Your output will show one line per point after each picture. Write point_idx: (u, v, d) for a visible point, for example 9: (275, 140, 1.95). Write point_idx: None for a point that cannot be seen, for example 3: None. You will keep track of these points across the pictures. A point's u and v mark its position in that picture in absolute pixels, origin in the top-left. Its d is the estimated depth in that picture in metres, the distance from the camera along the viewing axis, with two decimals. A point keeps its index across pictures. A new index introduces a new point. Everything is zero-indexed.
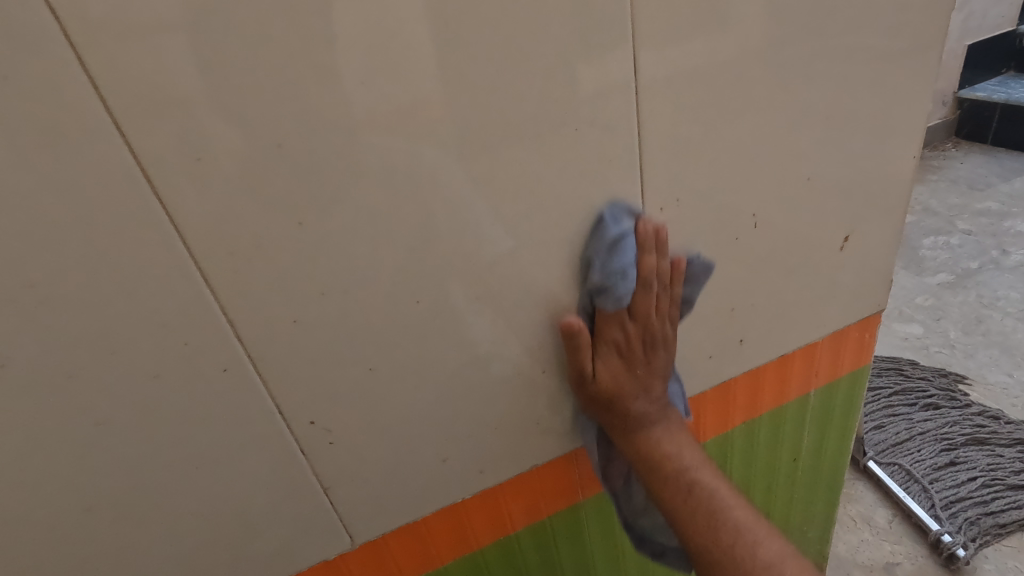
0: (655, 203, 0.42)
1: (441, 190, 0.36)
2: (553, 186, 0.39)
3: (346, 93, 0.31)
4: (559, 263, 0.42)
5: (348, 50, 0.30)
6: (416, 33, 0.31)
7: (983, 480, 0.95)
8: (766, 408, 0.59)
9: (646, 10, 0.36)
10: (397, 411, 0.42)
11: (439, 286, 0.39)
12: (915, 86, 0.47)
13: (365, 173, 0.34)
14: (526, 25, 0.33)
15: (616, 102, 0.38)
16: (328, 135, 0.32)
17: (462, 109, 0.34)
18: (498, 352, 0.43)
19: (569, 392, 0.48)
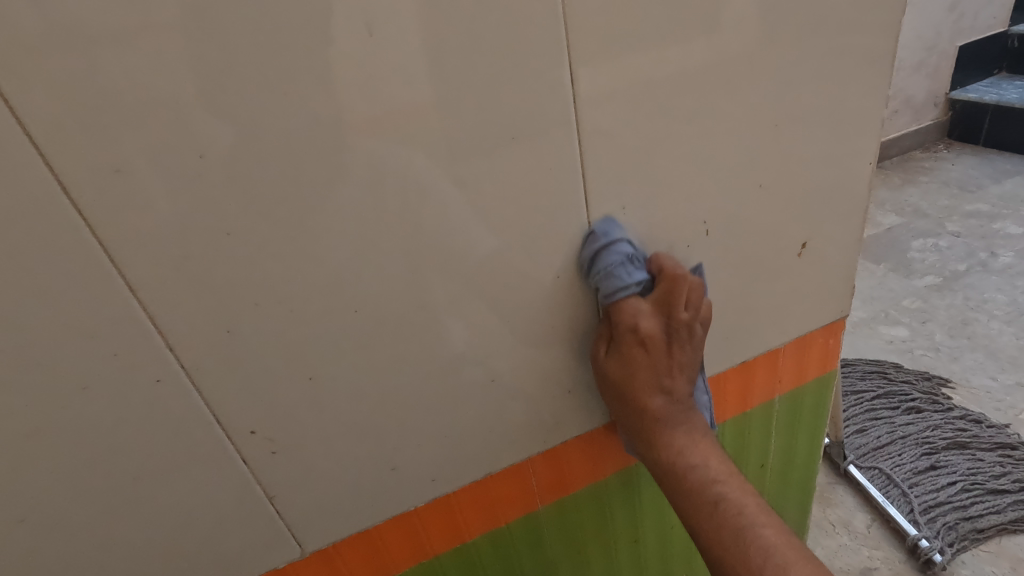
0: (605, 209, 0.42)
1: (376, 201, 0.35)
2: (497, 193, 0.38)
3: (269, 102, 0.31)
4: (504, 272, 0.41)
5: (267, 59, 0.30)
6: (345, 39, 0.31)
7: (963, 484, 0.94)
8: (730, 416, 0.58)
9: (588, 15, 0.36)
10: (342, 420, 0.42)
11: (382, 294, 0.38)
12: (868, 93, 0.47)
13: (293, 183, 0.33)
14: (457, 32, 0.33)
15: (557, 111, 0.37)
16: (252, 144, 0.31)
17: (392, 117, 0.34)
18: (444, 361, 0.43)
19: (522, 400, 0.48)
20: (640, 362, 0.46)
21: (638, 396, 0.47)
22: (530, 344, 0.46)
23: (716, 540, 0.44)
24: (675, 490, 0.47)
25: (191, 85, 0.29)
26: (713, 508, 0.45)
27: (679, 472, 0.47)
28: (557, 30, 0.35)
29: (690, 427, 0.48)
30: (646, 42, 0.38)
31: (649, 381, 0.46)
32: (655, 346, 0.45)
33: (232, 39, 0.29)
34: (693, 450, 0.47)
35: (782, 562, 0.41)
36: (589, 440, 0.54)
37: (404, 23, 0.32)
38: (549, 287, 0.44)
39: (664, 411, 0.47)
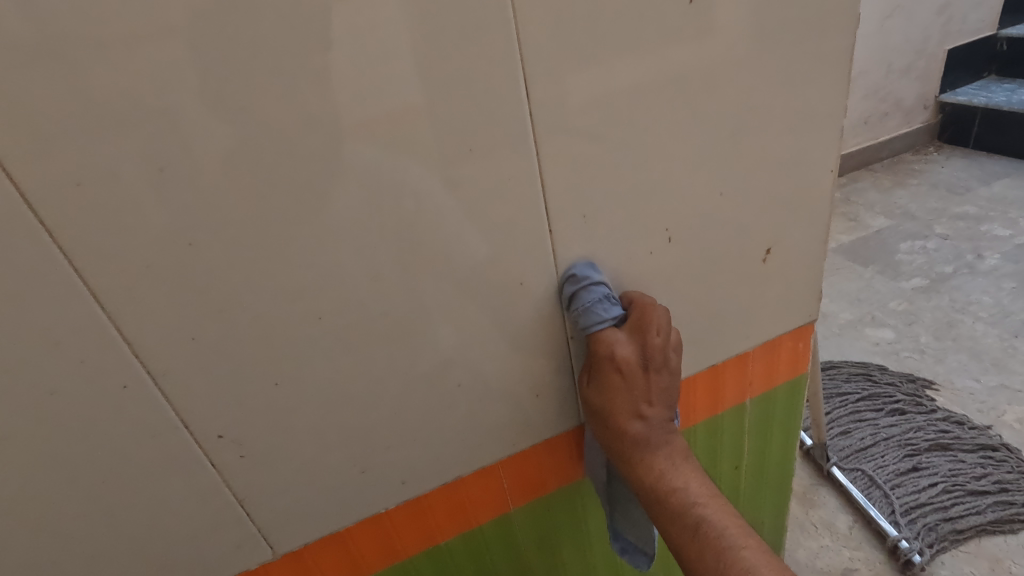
0: (565, 217, 0.44)
1: (336, 210, 0.36)
2: (457, 202, 0.39)
3: (228, 117, 0.32)
4: (467, 279, 0.43)
5: (224, 76, 0.31)
6: (302, 58, 0.32)
7: (944, 486, 0.95)
8: (701, 419, 0.59)
9: (542, 32, 0.37)
10: (309, 424, 0.42)
11: (347, 302, 0.39)
12: (824, 103, 0.48)
13: (252, 194, 0.34)
14: (410, 47, 0.34)
15: (513, 122, 0.39)
16: (211, 156, 0.32)
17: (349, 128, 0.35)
18: (410, 366, 0.44)
19: (490, 404, 0.49)
20: (617, 387, 0.47)
21: (617, 422, 0.48)
22: (497, 349, 0.47)
23: (698, 564, 0.44)
24: (657, 515, 0.47)
25: (151, 102, 0.30)
26: (693, 530, 0.45)
27: (661, 495, 0.47)
28: (511, 47, 0.36)
29: (670, 451, 0.48)
30: (599, 58, 0.39)
31: (628, 406, 0.47)
32: (633, 375, 0.46)
33: (191, 58, 0.30)
34: (675, 477, 0.47)
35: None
36: (560, 443, 0.55)
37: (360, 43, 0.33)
38: (514, 294, 0.45)
39: (644, 435, 0.47)
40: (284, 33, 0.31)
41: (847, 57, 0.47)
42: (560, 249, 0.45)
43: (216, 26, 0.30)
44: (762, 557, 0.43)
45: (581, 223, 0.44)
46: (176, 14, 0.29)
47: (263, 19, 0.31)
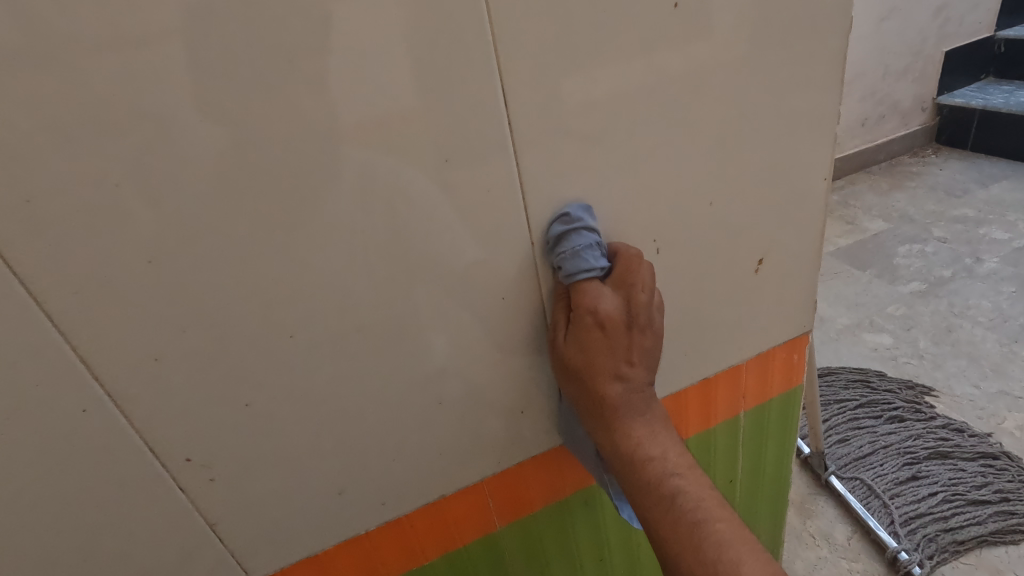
0: (547, 229, 0.42)
1: (304, 226, 0.35)
2: (432, 216, 0.38)
3: (186, 131, 0.31)
4: (444, 294, 0.41)
5: (180, 89, 0.30)
6: (267, 69, 0.31)
7: (944, 495, 0.94)
8: (693, 434, 0.57)
9: (520, 40, 0.36)
10: (282, 445, 0.41)
11: (319, 319, 0.38)
12: (815, 110, 0.47)
13: (215, 210, 0.33)
14: (379, 56, 0.33)
15: (489, 133, 0.37)
16: (170, 172, 0.31)
17: (316, 141, 0.33)
18: (388, 384, 0.43)
19: (473, 421, 0.48)
20: (598, 345, 0.43)
21: (594, 382, 0.44)
22: (478, 365, 0.46)
23: (668, 538, 0.42)
24: (629, 483, 0.45)
25: (108, 117, 0.29)
26: (668, 503, 0.43)
27: (636, 462, 0.44)
28: (487, 55, 0.35)
29: (648, 416, 0.45)
30: (581, 65, 0.38)
31: (608, 365, 0.43)
32: (617, 333, 0.42)
33: (149, 71, 0.29)
34: (652, 445, 0.44)
35: (734, 561, 0.40)
36: (547, 460, 0.54)
37: (328, 52, 0.32)
38: (495, 308, 0.44)
39: (624, 399, 0.44)
40: (246, 44, 0.30)
41: (839, 63, 0.46)
42: (541, 262, 0.44)
43: (174, 38, 0.29)
44: (738, 533, 0.41)
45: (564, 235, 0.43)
46: (131, 25, 0.28)
47: (224, 29, 0.29)
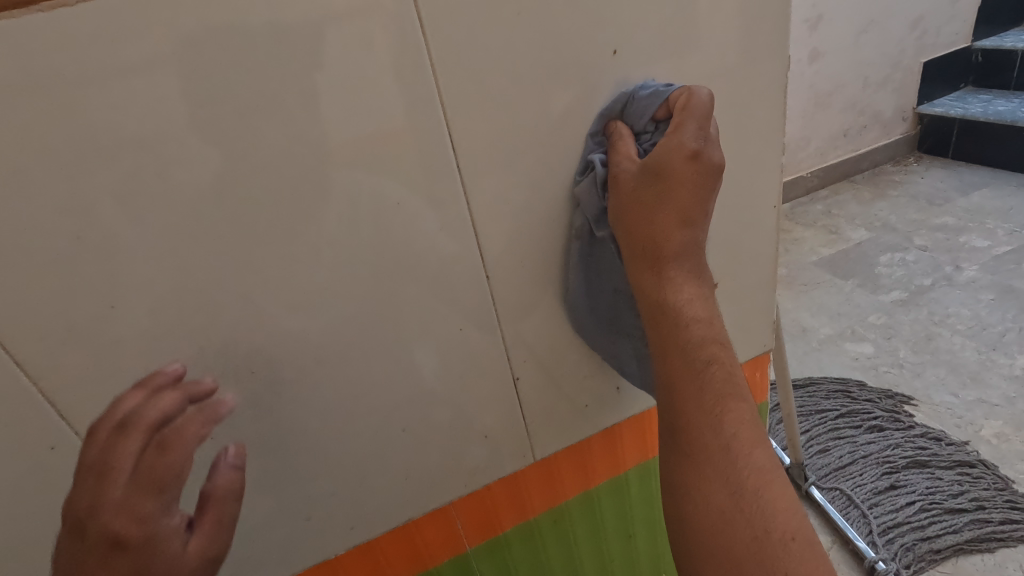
0: (501, 263, 0.45)
1: (261, 271, 0.38)
2: (386, 254, 0.41)
3: (142, 187, 0.33)
4: (402, 328, 0.44)
5: (137, 151, 0.32)
6: (217, 126, 0.33)
7: (922, 504, 0.96)
8: (632, 463, 0.62)
9: (464, 93, 0.38)
10: (249, 475, 0.44)
11: (281, 356, 0.41)
12: (757, 142, 0.49)
13: (173, 257, 0.35)
14: (326, 111, 0.35)
15: (438, 175, 0.40)
16: (127, 224, 0.34)
17: (267, 190, 0.36)
18: (351, 415, 0.45)
19: (437, 448, 0.50)
20: (683, 184, 0.41)
21: (665, 223, 0.41)
22: (440, 395, 0.48)
23: (698, 403, 0.41)
24: (668, 344, 0.42)
25: (74, 179, 0.32)
26: (704, 368, 0.41)
27: (684, 324, 0.42)
28: (433, 105, 0.38)
29: (702, 278, 0.43)
30: (526, 113, 0.41)
31: (687, 211, 0.41)
32: (701, 188, 0.41)
33: (110, 135, 0.32)
34: (708, 337, 0.42)
35: (752, 440, 0.40)
36: (514, 482, 0.55)
37: (285, 113, 0.35)
38: (453, 339, 0.46)
39: (689, 249, 0.42)
40: (197, 106, 0.33)
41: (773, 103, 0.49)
42: (498, 292, 0.46)
43: (126, 105, 0.31)
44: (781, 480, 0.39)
45: (517, 267, 0.46)
46: (93, 94, 0.31)
47: (182, 96, 0.32)
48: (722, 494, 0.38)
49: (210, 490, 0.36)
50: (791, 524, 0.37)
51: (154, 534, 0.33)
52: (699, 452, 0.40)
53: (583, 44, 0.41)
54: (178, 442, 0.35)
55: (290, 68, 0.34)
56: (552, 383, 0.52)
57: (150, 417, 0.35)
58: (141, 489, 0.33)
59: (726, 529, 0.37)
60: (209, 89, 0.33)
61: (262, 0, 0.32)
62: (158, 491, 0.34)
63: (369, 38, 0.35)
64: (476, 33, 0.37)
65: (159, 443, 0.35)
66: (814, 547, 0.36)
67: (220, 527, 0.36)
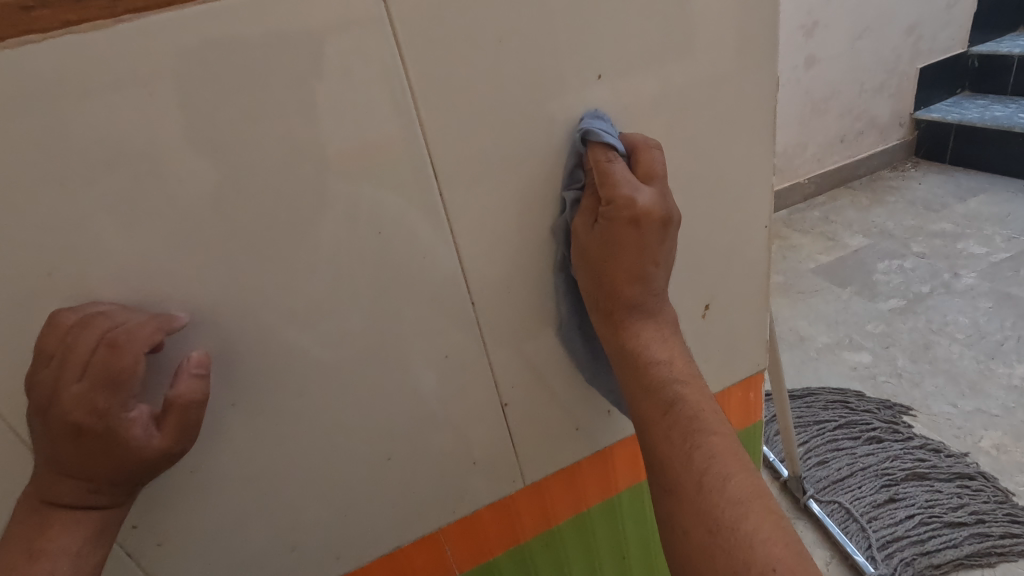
0: (487, 290, 0.45)
1: (238, 303, 0.38)
2: (367, 284, 0.40)
3: (114, 225, 0.33)
4: (385, 357, 0.43)
5: (107, 189, 0.32)
6: (188, 161, 0.33)
7: (921, 517, 0.95)
8: (625, 485, 0.61)
9: (446, 120, 0.38)
10: (231, 507, 0.44)
11: (261, 387, 0.41)
12: (745, 163, 0.50)
13: (148, 293, 0.35)
14: (302, 143, 0.35)
15: (418, 204, 0.40)
16: (100, 262, 0.34)
17: (243, 223, 0.36)
18: (334, 444, 0.45)
19: (424, 476, 0.49)
20: (627, 244, 0.43)
21: (614, 280, 0.45)
22: (425, 422, 0.47)
23: (665, 439, 0.43)
24: (635, 391, 0.46)
25: (49, 217, 0.32)
26: (669, 410, 0.44)
27: (645, 369, 0.45)
28: (411, 134, 0.38)
29: (659, 321, 0.46)
30: (510, 139, 0.40)
31: (633, 267, 0.44)
32: (644, 238, 0.43)
33: (84, 174, 0.32)
34: (668, 377, 0.45)
35: (725, 474, 0.40)
36: (505, 508, 0.54)
37: (262, 146, 0.34)
38: (438, 365, 0.45)
39: (642, 299, 0.45)
40: (168, 142, 0.33)
41: (761, 123, 0.49)
42: (483, 319, 0.45)
43: (95, 144, 0.31)
44: (754, 493, 0.39)
45: (503, 294, 0.45)
46: (67, 134, 0.31)
47: (154, 133, 0.32)
48: (700, 532, 0.39)
49: (172, 398, 0.36)
50: (774, 552, 0.36)
51: (114, 426, 0.34)
52: (676, 493, 0.41)
53: (568, 70, 0.40)
54: (131, 346, 0.34)
55: (266, 101, 0.34)
56: (543, 408, 0.51)
57: (108, 320, 0.34)
58: (96, 386, 0.34)
59: (705, 563, 0.38)
60: (184, 125, 0.32)
61: (234, 35, 0.32)
62: (109, 389, 0.34)
63: (344, 69, 0.34)
64: (456, 61, 0.37)
65: (112, 343, 0.33)
66: (796, 575, 0.35)
67: (184, 429, 0.37)
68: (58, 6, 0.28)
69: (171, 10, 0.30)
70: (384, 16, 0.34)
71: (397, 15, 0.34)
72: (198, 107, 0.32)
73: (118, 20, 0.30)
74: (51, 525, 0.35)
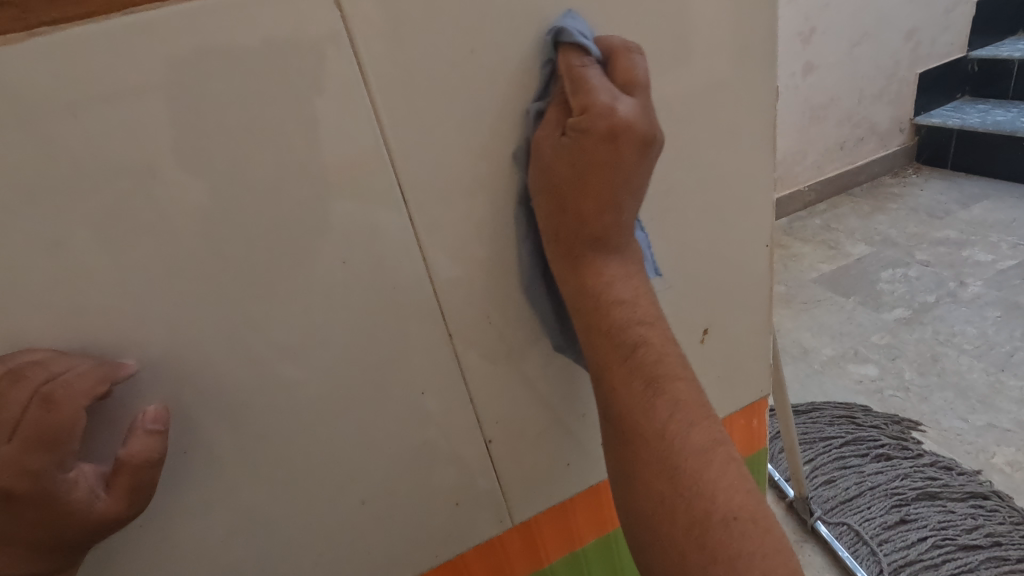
0: (465, 320, 0.41)
1: (190, 344, 0.34)
2: (334, 318, 0.37)
3: (45, 263, 0.30)
4: (356, 395, 0.40)
5: (36, 223, 0.29)
6: (128, 190, 0.30)
7: (934, 540, 0.92)
8: (619, 521, 0.58)
9: (417, 140, 0.35)
10: (189, 561, 0.40)
11: (219, 433, 0.37)
12: (741, 180, 0.47)
13: (87, 335, 0.32)
14: (258, 167, 0.32)
15: (389, 230, 0.36)
16: (30, 304, 0.30)
17: (191, 256, 0.32)
18: (302, 490, 0.41)
19: (401, 519, 0.46)
20: (595, 160, 0.37)
21: (582, 206, 0.38)
22: (402, 463, 0.44)
23: (631, 393, 0.39)
24: (591, 334, 0.40)
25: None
26: (630, 357, 0.39)
27: (608, 312, 0.39)
28: (381, 156, 0.35)
29: (626, 255, 0.40)
30: (486, 159, 0.37)
31: (603, 194, 0.38)
32: (625, 141, 0.36)
33: (6, 205, 0.28)
34: (636, 322, 0.40)
35: (687, 422, 0.38)
36: (490, 548, 0.51)
37: (208, 170, 0.31)
38: (414, 403, 0.42)
39: (614, 232, 0.39)
40: (104, 169, 0.29)
41: (758, 137, 0.46)
42: (463, 352, 0.42)
43: (19, 173, 0.28)
44: (715, 439, 0.38)
45: (484, 323, 0.42)
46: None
47: (87, 159, 0.29)
48: (659, 480, 0.37)
49: (122, 457, 0.33)
50: (733, 500, 0.36)
51: (52, 489, 0.31)
52: (634, 440, 0.39)
53: (547, 84, 0.37)
54: (70, 400, 0.31)
55: (212, 122, 0.30)
56: (529, 443, 0.48)
57: (44, 371, 0.30)
58: (30, 446, 0.30)
59: (664, 523, 0.36)
60: (118, 149, 0.29)
61: (177, 50, 0.29)
62: (48, 448, 0.30)
63: (303, 87, 0.32)
64: (428, 75, 0.34)
65: (47, 398, 0.30)
66: (752, 532, 0.35)
67: (136, 492, 0.34)
68: None
69: (95, 22, 0.27)
70: (341, 26, 0.31)
71: (357, 26, 0.31)
72: (132, 131, 0.29)
73: (32, 32, 0.26)
74: None
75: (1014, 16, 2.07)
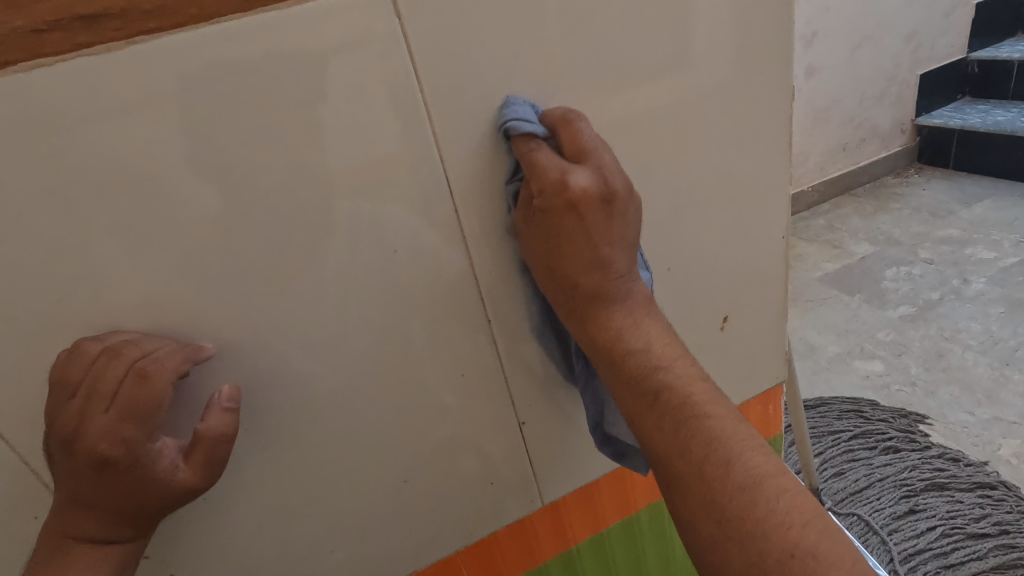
0: (500, 305, 0.44)
1: (253, 327, 0.37)
2: (382, 302, 0.40)
3: (129, 250, 0.33)
4: (401, 377, 0.43)
5: (124, 214, 0.32)
6: (204, 182, 0.33)
7: (943, 529, 0.95)
8: (642, 505, 0.60)
9: (461, 135, 0.38)
10: (246, 535, 0.43)
11: (276, 411, 0.40)
12: (757, 173, 0.50)
13: (162, 318, 0.35)
14: (319, 160, 0.35)
15: (434, 219, 0.39)
16: (115, 288, 0.33)
17: (258, 244, 0.35)
18: (350, 467, 0.44)
19: (440, 497, 0.48)
20: (571, 231, 0.38)
21: (571, 273, 0.39)
22: (441, 442, 0.46)
23: (661, 438, 0.38)
24: (619, 387, 0.40)
25: (55, 242, 0.31)
26: (653, 403, 0.38)
27: (624, 364, 0.39)
28: (428, 150, 0.37)
29: (630, 308, 0.40)
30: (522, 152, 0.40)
31: (588, 254, 0.39)
32: (591, 206, 0.38)
33: (98, 197, 0.31)
34: (648, 360, 0.39)
35: (727, 459, 0.36)
36: (521, 528, 0.53)
37: (276, 163, 0.34)
38: (454, 385, 0.45)
39: (606, 287, 0.39)
40: (185, 163, 0.32)
41: (774, 133, 0.49)
42: (499, 336, 0.45)
43: (111, 167, 0.31)
44: (764, 463, 0.36)
45: (519, 309, 0.45)
46: (76, 157, 0.30)
47: (171, 154, 0.32)
48: (705, 516, 0.35)
49: (200, 431, 0.36)
50: (787, 530, 0.33)
51: (141, 457, 0.34)
52: (669, 479, 0.37)
53: (578, 85, 0.40)
54: (160, 376, 0.33)
55: (280, 120, 0.33)
56: (559, 427, 0.51)
57: (136, 349, 0.33)
58: (124, 418, 0.33)
59: (715, 550, 0.35)
60: (198, 145, 0.32)
61: (251, 53, 0.31)
62: (138, 418, 0.33)
63: (360, 85, 0.34)
64: (473, 74, 0.37)
65: (140, 373, 0.33)
66: (818, 557, 0.32)
67: (211, 464, 0.36)
68: (69, 28, 0.28)
69: (181, 30, 0.30)
70: (396, 31, 0.34)
71: (410, 29, 0.34)
72: (210, 128, 0.32)
73: (131, 41, 0.30)
74: (70, 560, 0.34)
75: (1012, 18, 2.10)
